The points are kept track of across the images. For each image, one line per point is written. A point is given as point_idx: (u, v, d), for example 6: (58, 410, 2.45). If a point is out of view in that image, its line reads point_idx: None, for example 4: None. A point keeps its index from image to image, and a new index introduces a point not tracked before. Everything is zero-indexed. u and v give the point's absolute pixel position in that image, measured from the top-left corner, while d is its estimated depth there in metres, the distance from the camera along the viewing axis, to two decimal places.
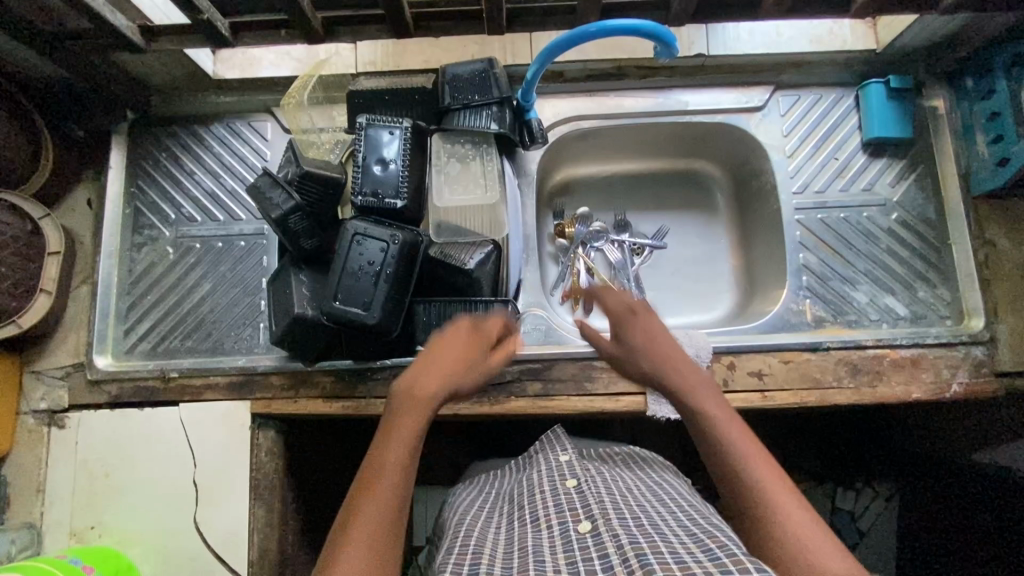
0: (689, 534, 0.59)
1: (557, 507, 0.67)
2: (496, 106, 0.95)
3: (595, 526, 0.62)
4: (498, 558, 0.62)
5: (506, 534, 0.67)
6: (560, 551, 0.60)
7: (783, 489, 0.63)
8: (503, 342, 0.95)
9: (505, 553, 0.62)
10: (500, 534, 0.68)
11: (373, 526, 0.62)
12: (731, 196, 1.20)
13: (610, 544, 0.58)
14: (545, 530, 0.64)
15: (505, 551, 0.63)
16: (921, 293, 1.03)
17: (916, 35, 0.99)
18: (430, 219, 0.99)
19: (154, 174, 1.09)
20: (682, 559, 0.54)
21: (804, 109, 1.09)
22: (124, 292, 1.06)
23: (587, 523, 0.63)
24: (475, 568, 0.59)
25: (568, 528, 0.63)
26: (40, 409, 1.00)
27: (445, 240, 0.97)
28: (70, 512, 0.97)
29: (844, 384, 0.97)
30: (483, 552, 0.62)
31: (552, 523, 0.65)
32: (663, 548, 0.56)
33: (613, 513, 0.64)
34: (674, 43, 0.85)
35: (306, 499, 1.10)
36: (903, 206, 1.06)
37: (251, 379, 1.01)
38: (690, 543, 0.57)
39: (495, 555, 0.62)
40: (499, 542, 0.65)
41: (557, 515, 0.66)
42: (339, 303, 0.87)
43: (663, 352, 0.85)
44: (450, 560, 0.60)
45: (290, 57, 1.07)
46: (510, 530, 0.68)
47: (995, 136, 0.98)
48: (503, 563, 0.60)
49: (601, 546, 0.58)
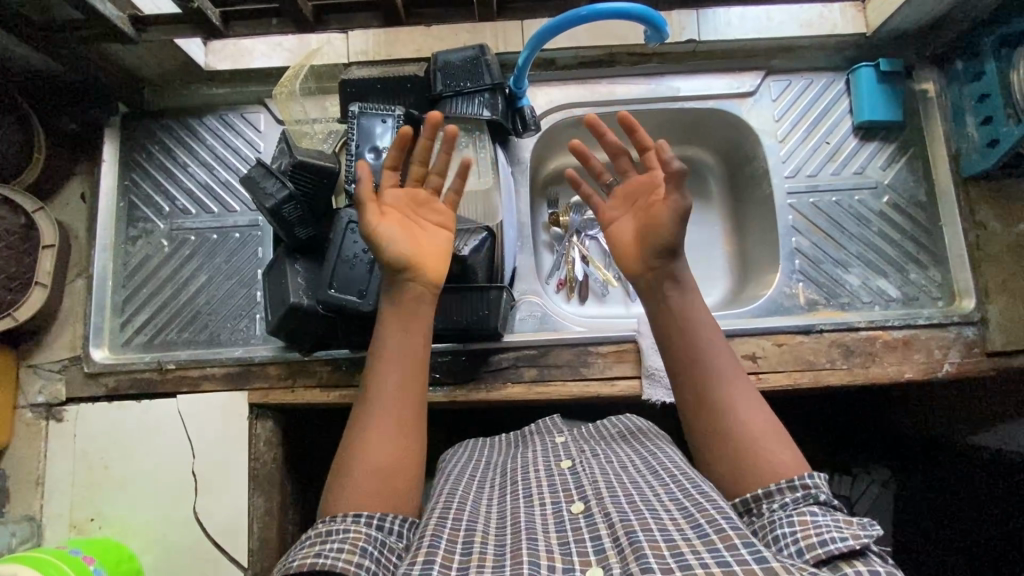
0: (679, 508, 0.59)
1: (551, 488, 0.68)
2: (488, 92, 0.96)
3: (587, 507, 0.63)
4: (491, 534, 0.61)
5: (497, 506, 0.67)
6: (553, 530, 0.60)
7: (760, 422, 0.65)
8: (498, 327, 0.95)
9: (498, 529, 0.62)
10: (491, 507, 0.68)
11: (385, 423, 0.68)
12: (724, 182, 1.21)
13: (602, 525, 0.59)
14: (538, 506, 0.65)
15: (498, 525, 0.63)
16: (912, 275, 1.04)
17: (905, 18, 0.99)
18: None
19: (147, 167, 1.09)
20: (671, 537, 0.55)
21: (796, 94, 1.09)
22: (119, 286, 1.06)
23: (580, 504, 0.63)
24: (468, 547, 0.59)
25: (562, 508, 0.64)
26: (38, 402, 1.01)
27: None
28: (70, 505, 0.97)
29: (837, 365, 0.98)
30: (476, 529, 0.62)
31: (545, 501, 0.66)
32: (652, 526, 0.56)
33: (607, 492, 0.64)
34: (664, 28, 0.85)
35: (303, 488, 1.11)
36: (894, 188, 1.06)
37: (248, 369, 1.01)
38: (680, 518, 0.58)
39: (487, 532, 0.61)
40: (492, 516, 0.65)
41: (551, 495, 0.67)
42: (334, 291, 0.88)
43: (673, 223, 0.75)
44: (444, 532, 0.60)
45: (282, 48, 1.06)
46: (502, 502, 0.69)
47: (984, 118, 0.99)
48: (495, 540, 0.60)
49: (595, 527, 0.59)
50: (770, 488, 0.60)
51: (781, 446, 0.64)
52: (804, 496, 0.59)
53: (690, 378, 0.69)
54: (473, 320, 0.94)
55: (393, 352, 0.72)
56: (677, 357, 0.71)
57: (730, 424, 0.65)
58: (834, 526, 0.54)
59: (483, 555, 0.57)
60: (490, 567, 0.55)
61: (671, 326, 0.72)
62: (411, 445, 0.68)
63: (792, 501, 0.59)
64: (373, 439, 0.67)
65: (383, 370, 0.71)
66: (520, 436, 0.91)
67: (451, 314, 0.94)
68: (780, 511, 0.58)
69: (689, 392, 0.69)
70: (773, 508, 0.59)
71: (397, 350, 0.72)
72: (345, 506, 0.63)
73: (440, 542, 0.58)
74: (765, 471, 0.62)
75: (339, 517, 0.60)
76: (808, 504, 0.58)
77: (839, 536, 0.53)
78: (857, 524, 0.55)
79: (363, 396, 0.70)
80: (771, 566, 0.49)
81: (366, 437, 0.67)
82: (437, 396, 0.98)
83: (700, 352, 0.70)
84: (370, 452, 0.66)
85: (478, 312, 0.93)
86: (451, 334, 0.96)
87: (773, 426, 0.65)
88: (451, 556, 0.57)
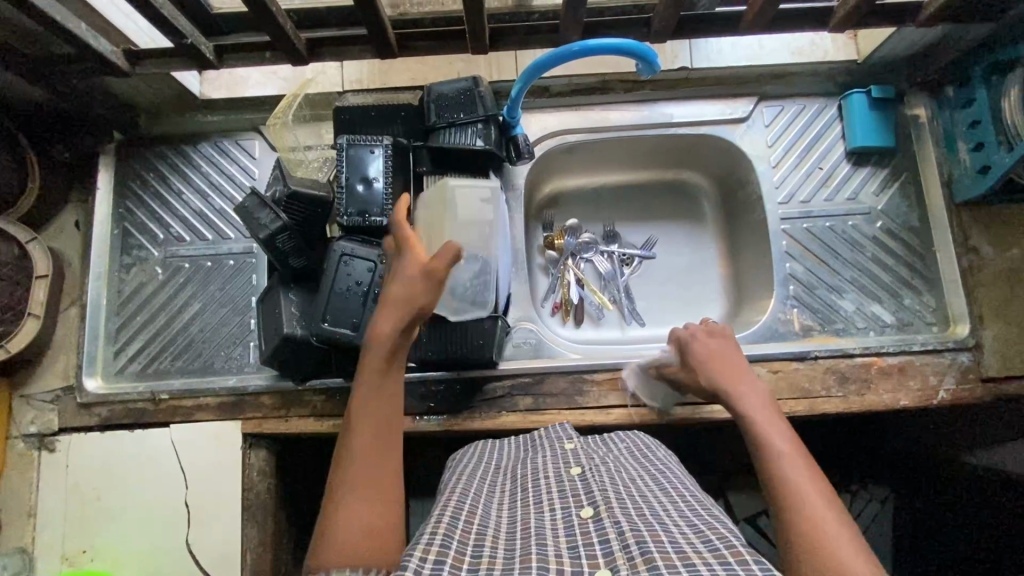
0: (688, 525, 0.60)
1: (561, 493, 0.68)
2: (481, 123, 0.97)
3: (597, 512, 0.62)
4: (501, 539, 0.61)
5: (507, 512, 0.67)
6: (562, 534, 0.60)
7: (823, 505, 0.60)
8: (493, 357, 0.96)
9: (508, 533, 0.62)
10: (502, 511, 0.68)
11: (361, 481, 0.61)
12: (718, 206, 1.21)
13: (611, 530, 0.59)
14: (547, 512, 0.65)
15: (507, 531, 0.63)
16: (906, 300, 1.04)
17: (894, 47, 1.00)
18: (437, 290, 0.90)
19: (141, 195, 1.09)
20: (682, 549, 0.54)
21: (789, 119, 1.09)
22: (112, 314, 1.06)
23: (589, 509, 0.63)
24: (479, 549, 0.58)
25: (571, 513, 0.64)
26: (30, 432, 1.00)
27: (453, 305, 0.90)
28: (61, 537, 0.96)
29: (832, 393, 0.98)
30: (486, 532, 0.62)
31: (553, 507, 0.66)
32: (663, 538, 0.56)
33: (616, 501, 0.64)
34: (656, 61, 0.84)
35: (296, 516, 1.10)
36: (888, 214, 1.07)
37: (241, 399, 1.01)
38: (691, 533, 0.58)
39: (497, 536, 0.62)
40: (502, 519, 0.65)
41: (560, 501, 0.67)
42: (328, 324, 0.88)
43: (727, 368, 0.84)
44: (455, 533, 0.60)
45: (277, 77, 1.08)
46: (512, 509, 0.68)
47: (976, 144, 0.99)
48: (505, 544, 0.60)
49: (603, 532, 0.59)
50: None
51: (850, 543, 0.56)
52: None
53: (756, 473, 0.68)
54: (469, 350, 0.95)
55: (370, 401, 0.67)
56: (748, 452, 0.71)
57: (782, 497, 0.62)
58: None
59: (492, 558, 0.57)
60: (499, 569, 0.55)
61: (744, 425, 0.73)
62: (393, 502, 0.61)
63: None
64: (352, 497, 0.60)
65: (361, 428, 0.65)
66: (527, 444, 0.87)
67: (448, 345, 0.94)
68: None
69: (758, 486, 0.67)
70: None
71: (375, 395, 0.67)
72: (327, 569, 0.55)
73: (451, 542, 0.58)
74: (821, 563, 0.54)
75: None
76: None
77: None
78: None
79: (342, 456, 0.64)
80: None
81: (345, 490, 0.61)
82: (433, 424, 0.98)
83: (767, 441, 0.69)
84: (350, 512, 0.59)
85: (474, 342, 0.94)
86: (445, 362, 0.96)
87: (837, 522, 0.58)
88: (461, 556, 0.57)
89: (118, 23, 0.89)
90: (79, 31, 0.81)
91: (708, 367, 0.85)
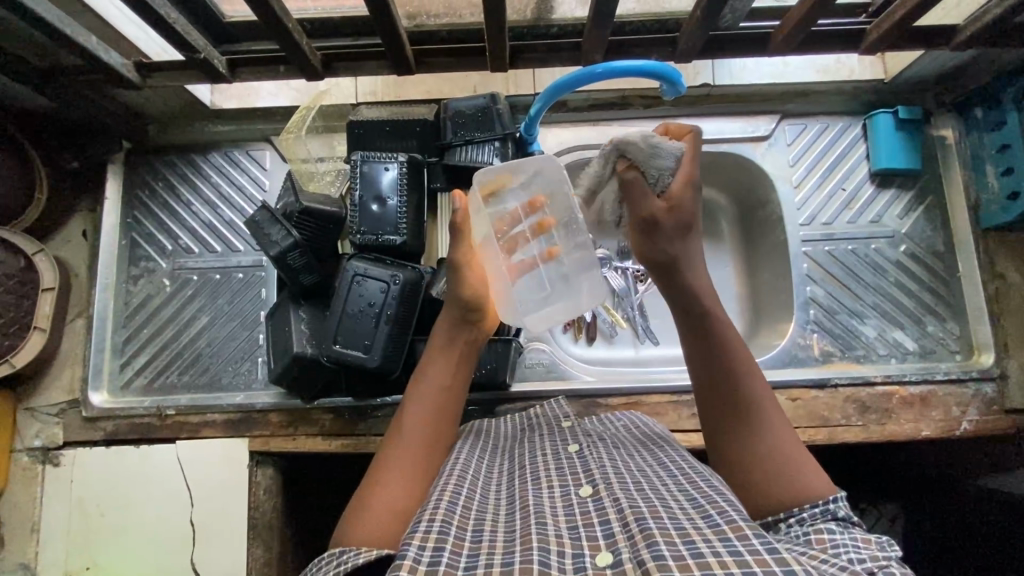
0: (688, 499, 0.57)
1: (558, 471, 0.65)
2: (498, 141, 0.94)
3: (596, 491, 0.60)
4: (500, 522, 0.59)
5: (507, 493, 0.64)
6: (561, 513, 0.58)
7: (795, 449, 0.63)
8: (505, 380, 0.96)
9: (508, 516, 0.60)
10: (499, 491, 0.65)
11: (404, 463, 0.67)
12: (737, 223, 1.17)
13: (610, 509, 0.56)
14: (546, 489, 0.62)
15: (507, 513, 0.60)
16: (930, 327, 1.01)
17: (923, 67, 0.98)
18: (543, 277, 0.82)
19: (149, 205, 1.07)
20: (682, 525, 0.52)
21: (811, 138, 1.07)
22: (119, 325, 1.04)
23: (588, 487, 0.61)
24: (479, 534, 0.56)
25: (569, 491, 0.61)
26: (34, 446, 0.99)
27: (559, 296, 0.83)
28: (63, 555, 0.95)
29: (852, 422, 0.96)
30: (485, 517, 0.60)
31: (552, 485, 0.63)
32: (663, 514, 0.54)
33: (616, 477, 0.62)
34: (680, 81, 0.81)
35: (300, 534, 1.08)
36: (912, 238, 1.04)
37: (248, 416, 0.99)
38: (691, 508, 0.56)
39: (497, 520, 0.59)
40: (500, 503, 0.63)
41: (558, 478, 0.64)
42: (338, 345, 0.87)
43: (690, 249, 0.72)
44: (456, 520, 0.58)
45: (289, 88, 1.06)
46: (510, 488, 0.65)
47: (1006, 168, 0.96)
48: (505, 527, 0.58)
49: (602, 511, 0.56)
50: (800, 513, 0.58)
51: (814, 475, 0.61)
52: (821, 512, 0.58)
53: (703, 384, 0.69)
54: (480, 372, 0.95)
55: (420, 392, 0.73)
56: (693, 359, 0.70)
57: (761, 449, 0.64)
58: (851, 546, 0.53)
59: (491, 543, 0.55)
60: (499, 553, 0.53)
61: (691, 324, 0.71)
62: (422, 490, 0.65)
63: (809, 517, 0.58)
64: (393, 475, 0.65)
65: (412, 413, 0.71)
66: (525, 422, 0.84)
67: None
68: (797, 529, 0.57)
69: (701, 398, 0.69)
70: (791, 523, 0.59)
71: (425, 401, 0.72)
72: (359, 533, 0.59)
73: (449, 528, 0.56)
74: (797, 491, 0.60)
75: (348, 550, 0.57)
76: (825, 520, 0.57)
77: (856, 556, 0.52)
78: (876, 544, 0.53)
79: (391, 435, 0.70)
80: (784, 556, 0.47)
81: (386, 469, 0.66)
82: None
83: (726, 358, 0.68)
84: (387, 489, 0.64)
85: (486, 364, 0.94)
86: None
87: (792, 438, 0.65)
88: (461, 541, 0.55)
89: (129, 33, 0.87)
90: (89, 44, 0.79)
91: (683, 237, 0.72)
